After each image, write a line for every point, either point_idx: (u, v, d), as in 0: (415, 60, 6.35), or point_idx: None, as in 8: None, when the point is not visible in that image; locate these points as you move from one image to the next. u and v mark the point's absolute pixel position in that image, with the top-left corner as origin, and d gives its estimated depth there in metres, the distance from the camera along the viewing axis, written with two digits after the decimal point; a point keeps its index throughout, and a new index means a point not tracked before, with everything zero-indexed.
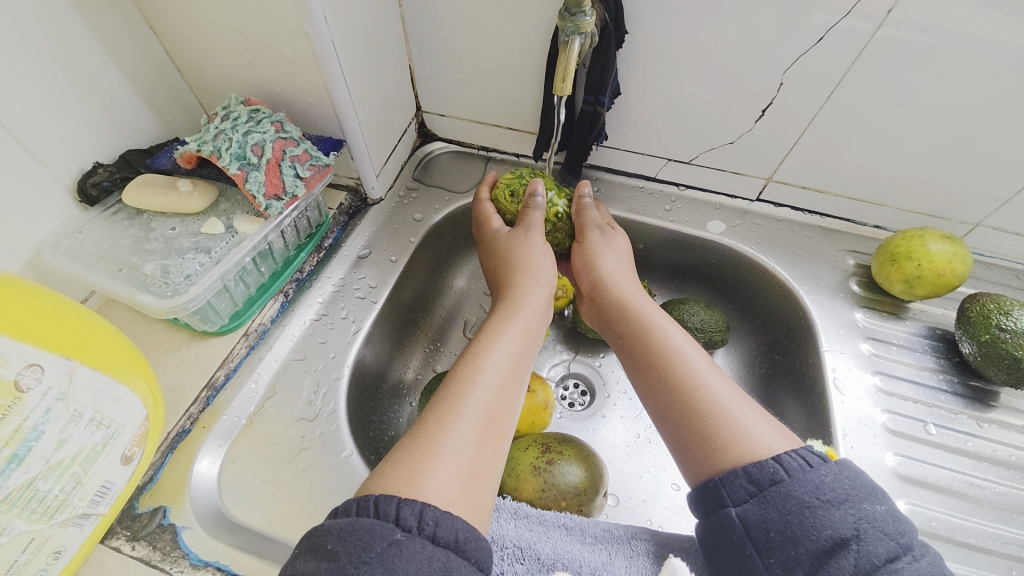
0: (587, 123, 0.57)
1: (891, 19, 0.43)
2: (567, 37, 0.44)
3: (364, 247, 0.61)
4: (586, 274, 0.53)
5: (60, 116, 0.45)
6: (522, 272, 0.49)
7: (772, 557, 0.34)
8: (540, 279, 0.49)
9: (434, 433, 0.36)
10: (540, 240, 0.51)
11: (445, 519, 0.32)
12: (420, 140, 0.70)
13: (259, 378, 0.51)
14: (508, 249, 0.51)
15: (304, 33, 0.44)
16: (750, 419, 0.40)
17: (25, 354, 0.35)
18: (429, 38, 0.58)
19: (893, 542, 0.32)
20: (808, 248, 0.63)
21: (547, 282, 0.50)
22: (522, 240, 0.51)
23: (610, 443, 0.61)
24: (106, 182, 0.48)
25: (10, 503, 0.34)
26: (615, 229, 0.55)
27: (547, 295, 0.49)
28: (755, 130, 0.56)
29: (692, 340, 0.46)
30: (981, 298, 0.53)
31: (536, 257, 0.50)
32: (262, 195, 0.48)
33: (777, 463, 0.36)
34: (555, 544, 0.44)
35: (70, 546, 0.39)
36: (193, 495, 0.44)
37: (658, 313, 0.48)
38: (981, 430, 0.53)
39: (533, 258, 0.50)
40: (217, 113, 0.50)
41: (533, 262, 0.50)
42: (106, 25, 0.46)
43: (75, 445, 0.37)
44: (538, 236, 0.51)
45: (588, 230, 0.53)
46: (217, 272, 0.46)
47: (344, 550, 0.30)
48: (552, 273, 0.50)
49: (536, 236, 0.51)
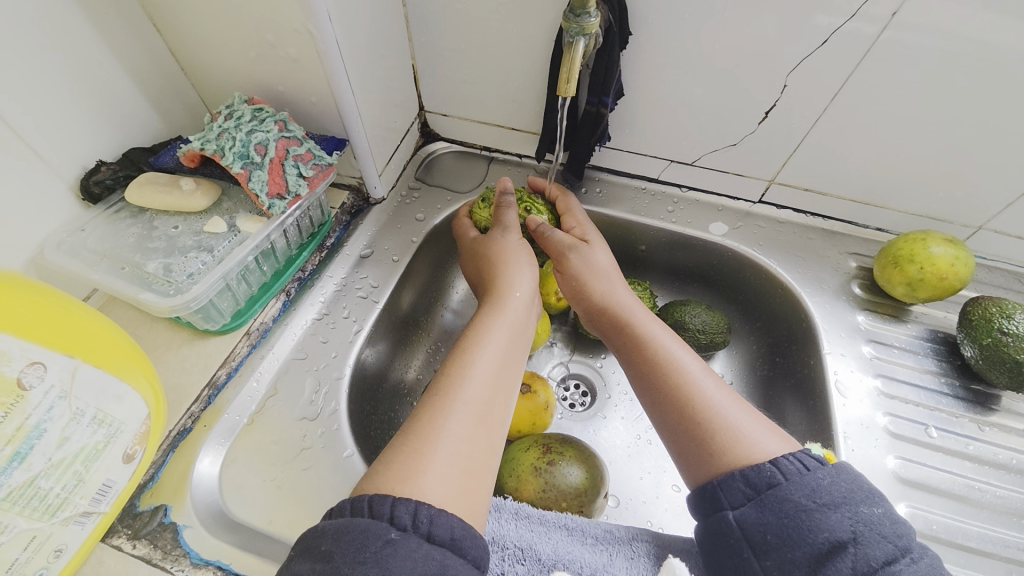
0: (590, 124, 0.57)
1: (896, 21, 0.43)
2: (571, 38, 0.44)
3: (366, 247, 0.61)
4: (571, 293, 0.52)
5: (64, 114, 0.45)
6: (504, 268, 0.49)
7: (770, 560, 0.34)
8: (527, 277, 0.49)
9: (428, 430, 0.36)
10: (517, 240, 0.52)
11: (441, 517, 0.32)
12: (423, 140, 0.70)
13: (261, 377, 0.51)
14: (488, 252, 0.51)
15: (308, 32, 0.44)
16: (747, 422, 0.40)
17: (27, 351, 0.35)
18: (433, 38, 0.58)
19: (891, 545, 0.32)
20: (810, 250, 0.63)
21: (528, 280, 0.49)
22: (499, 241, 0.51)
23: (610, 444, 0.61)
24: (109, 180, 0.48)
25: (11, 501, 0.34)
26: (595, 243, 0.54)
27: (528, 282, 0.49)
28: (758, 132, 0.56)
29: (687, 346, 0.46)
30: (983, 302, 0.53)
31: (516, 255, 0.50)
32: (264, 195, 0.48)
33: (775, 466, 0.36)
34: (555, 545, 0.44)
35: (71, 545, 0.39)
36: (195, 493, 0.44)
37: (652, 320, 0.48)
38: (982, 434, 0.53)
39: (516, 253, 0.50)
40: (221, 112, 0.50)
41: (512, 258, 0.50)
42: (109, 23, 0.46)
43: (77, 444, 0.37)
44: (514, 236, 0.52)
45: (566, 256, 0.52)
46: (219, 271, 0.46)
47: (339, 551, 0.30)
48: (533, 272, 0.50)
49: (512, 236, 0.52)
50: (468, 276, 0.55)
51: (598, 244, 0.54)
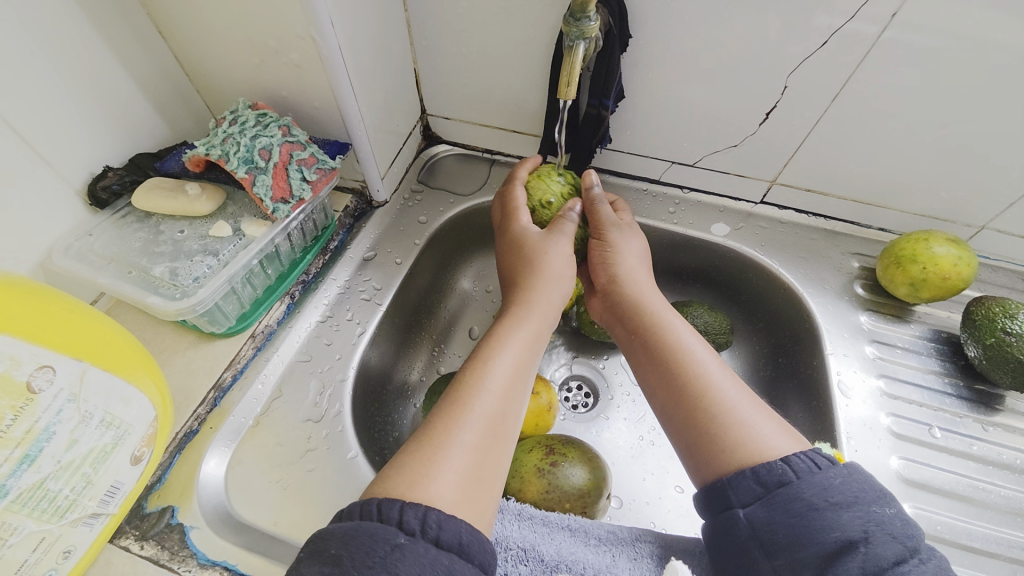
0: (592, 126, 0.57)
1: (895, 22, 0.43)
2: (572, 42, 0.44)
3: (369, 250, 0.61)
4: (603, 270, 0.52)
5: (70, 121, 0.45)
6: (536, 275, 0.49)
7: (778, 560, 0.34)
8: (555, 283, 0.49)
9: (441, 437, 0.37)
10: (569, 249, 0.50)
11: (449, 522, 0.32)
12: (424, 143, 0.71)
13: (266, 380, 0.51)
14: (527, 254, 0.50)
15: (311, 37, 0.45)
16: (759, 420, 0.40)
17: (37, 356, 0.35)
18: (435, 42, 0.58)
19: (900, 545, 0.32)
20: (812, 251, 0.63)
21: (564, 288, 0.49)
22: (539, 245, 0.50)
23: (613, 445, 0.61)
24: (116, 185, 0.49)
25: (20, 503, 0.35)
26: (631, 229, 0.54)
27: (559, 296, 0.49)
28: (759, 133, 0.56)
29: (702, 340, 0.46)
30: (986, 302, 0.53)
31: (557, 262, 0.49)
32: (269, 199, 0.48)
33: (786, 463, 0.36)
34: (558, 546, 0.44)
35: (80, 546, 0.39)
36: (200, 495, 0.44)
37: (669, 312, 0.48)
38: (986, 434, 0.53)
39: (552, 262, 0.49)
40: (226, 118, 0.50)
41: (547, 262, 0.49)
42: (115, 30, 0.47)
43: (86, 446, 0.38)
44: (564, 243, 0.50)
45: (605, 231, 0.52)
46: (225, 275, 0.47)
47: (348, 554, 0.30)
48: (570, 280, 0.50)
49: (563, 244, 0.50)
50: (506, 264, 0.52)
51: (634, 231, 0.54)
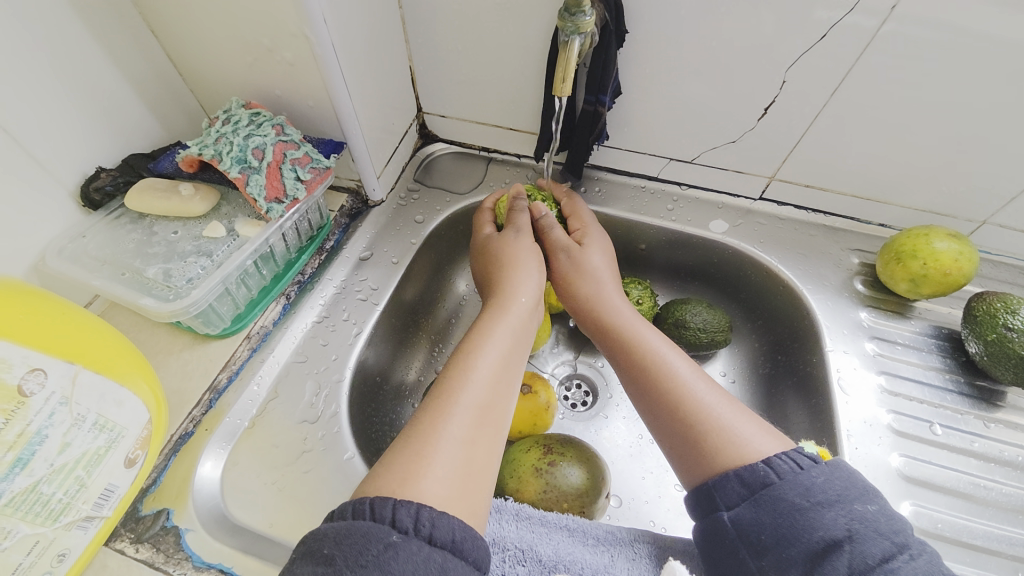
0: (588, 123, 0.57)
1: (894, 14, 0.43)
2: (567, 37, 0.44)
3: (366, 249, 0.61)
4: (562, 282, 0.53)
5: (63, 121, 0.45)
6: (516, 269, 0.50)
7: (767, 559, 0.34)
8: (534, 280, 0.49)
9: (429, 433, 0.36)
10: (527, 246, 0.52)
11: (441, 520, 0.32)
12: (421, 141, 0.70)
13: (261, 381, 0.51)
14: (501, 248, 0.52)
15: (304, 36, 0.44)
16: (740, 422, 0.40)
17: (28, 358, 0.35)
18: (430, 39, 0.57)
19: (888, 541, 0.32)
20: (812, 247, 0.62)
21: (535, 289, 0.49)
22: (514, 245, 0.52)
23: (612, 444, 0.61)
24: (110, 186, 0.49)
25: (13, 507, 0.34)
26: (588, 244, 0.54)
27: (536, 288, 0.49)
28: (758, 128, 0.55)
29: (675, 346, 0.47)
30: (988, 297, 0.52)
31: (527, 258, 0.51)
32: (263, 198, 0.48)
33: (769, 466, 0.36)
34: (556, 547, 0.44)
35: (75, 549, 0.39)
36: (195, 497, 0.44)
37: (641, 321, 0.49)
38: (987, 431, 0.52)
39: (524, 257, 0.51)
40: (218, 117, 0.50)
41: (524, 263, 0.50)
42: (108, 30, 0.47)
43: (79, 449, 0.37)
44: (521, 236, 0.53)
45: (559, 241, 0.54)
46: (219, 276, 0.47)
47: (341, 554, 0.29)
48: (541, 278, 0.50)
49: (523, 239, 0.52)
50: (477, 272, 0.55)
51: (592, 238, 0.55)
